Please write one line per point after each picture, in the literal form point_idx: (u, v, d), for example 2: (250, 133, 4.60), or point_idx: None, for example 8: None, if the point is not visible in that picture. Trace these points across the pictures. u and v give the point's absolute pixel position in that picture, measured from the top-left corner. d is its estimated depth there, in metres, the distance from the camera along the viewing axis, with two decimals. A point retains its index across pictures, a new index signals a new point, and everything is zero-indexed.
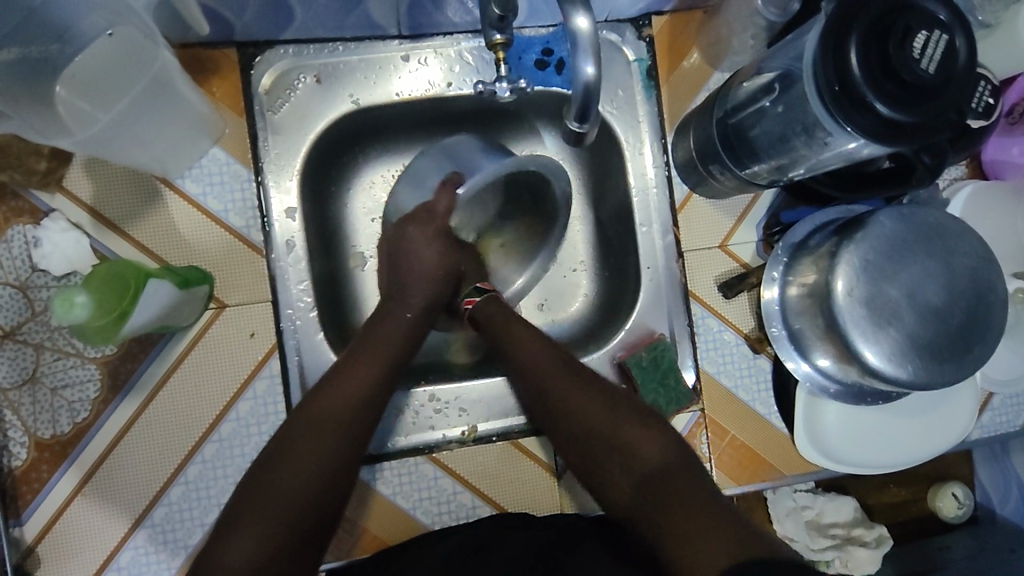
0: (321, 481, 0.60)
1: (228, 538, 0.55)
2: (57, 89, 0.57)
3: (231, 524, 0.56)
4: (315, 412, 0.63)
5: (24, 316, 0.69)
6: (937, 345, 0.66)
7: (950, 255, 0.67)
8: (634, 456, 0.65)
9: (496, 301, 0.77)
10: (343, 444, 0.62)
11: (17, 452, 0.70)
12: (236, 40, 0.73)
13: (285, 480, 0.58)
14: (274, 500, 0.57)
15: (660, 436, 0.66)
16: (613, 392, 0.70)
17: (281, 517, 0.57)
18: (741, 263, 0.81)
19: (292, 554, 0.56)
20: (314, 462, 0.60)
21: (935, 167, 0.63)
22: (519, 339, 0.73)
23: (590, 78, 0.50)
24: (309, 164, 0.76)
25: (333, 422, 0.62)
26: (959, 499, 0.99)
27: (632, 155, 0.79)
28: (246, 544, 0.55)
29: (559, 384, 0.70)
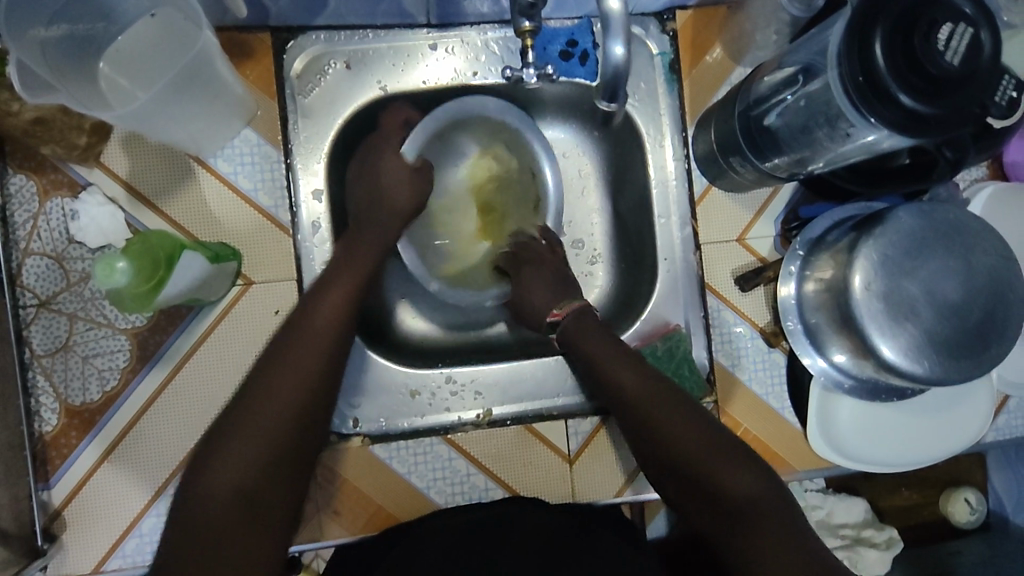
0: (297, 408, 0.62)
1: (212, 471, 0.59)
2: (101, 66, 0.62)
3: (206, 462, 0.59)
4: (293, 330, 0.65)
5: (59, 286, 0.72)
6: (955, 341, 0.66)
7: (970, 252, 0.67)
8: (721, 486, 0.64)
9: (589, 322, 0.75)
10: (321, 362, 0.65)
11: (47, 417, 0.72)
12: (270, 25, 0.75)
13: (266, 406, 0.61)
14: (249, 438, 0.60)
15: (757, 472, 0.65)
16: (710, 425, 0.67)
17: (262, 447, 0.60)
18: (759, 256, 0.81)
19: (274, 478, 0.61)
20: (296, 390, 0.63)
21: (957, 162, 0.66)
22: (614, 363, 0.70)
23: (617, 61, 0.51)
24: (337, 147, 0.78)
25: (309, 339, 0.65)
26: (971, 504, 1.00)
27: (653, 147, 0.80)
28: (229, 466, 0.59)
29: (652, 409, 0.68)
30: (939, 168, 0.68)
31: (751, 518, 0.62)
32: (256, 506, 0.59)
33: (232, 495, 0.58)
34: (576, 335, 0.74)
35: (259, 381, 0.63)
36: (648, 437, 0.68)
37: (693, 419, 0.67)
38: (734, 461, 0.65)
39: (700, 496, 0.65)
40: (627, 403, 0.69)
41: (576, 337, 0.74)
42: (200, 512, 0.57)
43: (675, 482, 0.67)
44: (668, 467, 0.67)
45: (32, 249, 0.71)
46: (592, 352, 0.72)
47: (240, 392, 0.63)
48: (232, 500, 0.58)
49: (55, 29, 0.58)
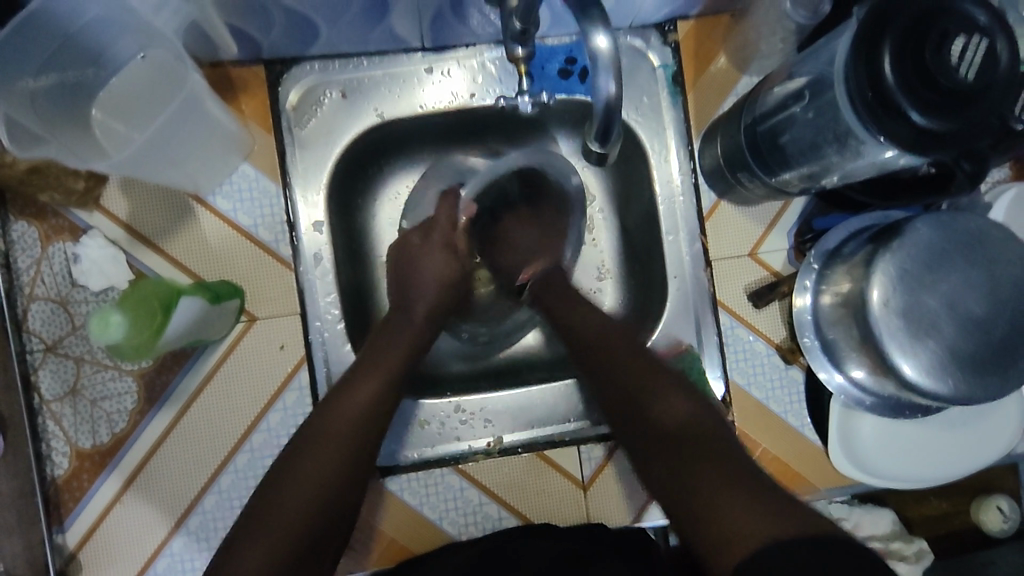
0: (328, 495, 0.60)
1: (246, 537, 0.57)
2: (94, 113, 0.61)
3: (246, 532, 0.58)
4: (322, 428, 0.63)
5: (64, 330, 0.72)
6: (979, 356, 0.63)
7: (992, 265, 0.64)
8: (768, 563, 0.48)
9: (550, 276, 0.76)
10: (345, 466, 0.62)
11: (58, 461, 0.72)
12: (264, 57, 0.74)
13: (292, 497, 0.59)
14: (281, 517, 0.58)
15: (687, 395, 0.63)
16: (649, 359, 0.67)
17: (287, 534, 0.57)
18: (772, 271, 0.78)
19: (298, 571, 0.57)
20: (324, 476, 0.60)
21: (975, 175, 0.60)
22: (579, 312, 0.71)
23: (609, 95, 0.49)
24: (336, 178, 0.77)
25: (340, 437, 0.63)
26: (1005, 513, 0.98)
27: (658, 162, 0.79)
28: (251, 560, 0.56)
29: (599, 340, 0.69)
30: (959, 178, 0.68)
31: (691, 436, 0.59)
32: None
33: None
34: (551, 285, 0.75)
35: (289, 463, 0.61)
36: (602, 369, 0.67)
37: (673, 385, 0.64)
38: (670, 389, 0.64)
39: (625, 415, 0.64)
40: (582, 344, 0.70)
41: (549, 288, 0.75)
42: None
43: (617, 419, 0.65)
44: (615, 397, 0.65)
45: (36, 295, 0.71)
46: (559, 312, 0.73)
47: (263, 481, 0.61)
48: None
49: (43, 78, 0.56)
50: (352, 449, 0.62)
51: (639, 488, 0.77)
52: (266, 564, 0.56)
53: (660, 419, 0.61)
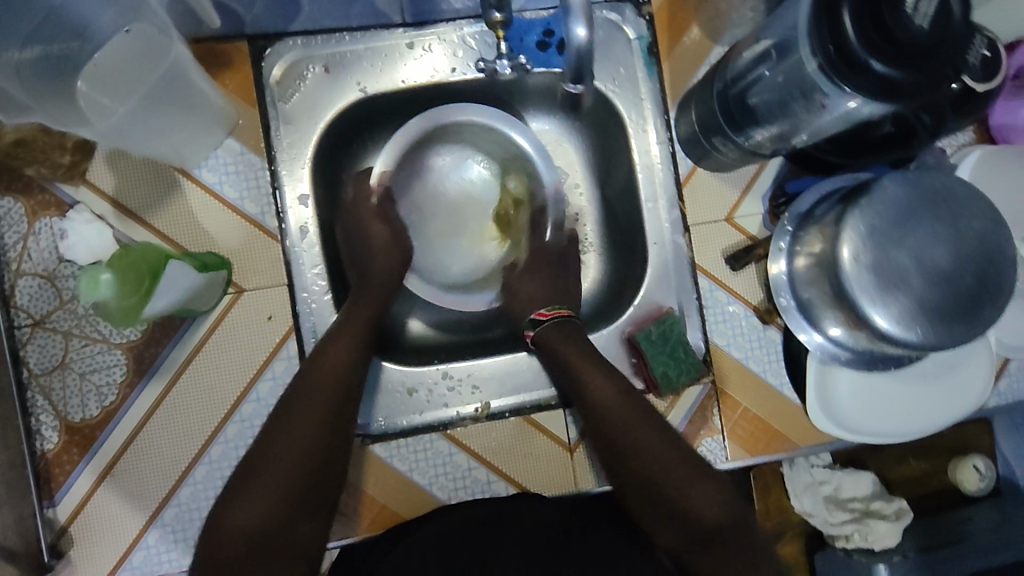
0: (316, 443, 0.61)
1: (236, 500, 0.58)
2: (79, 85, 0.61)
3: (237, 489, 0.59)
4: (311, 376, 0.65)
5: (52, 305, 0.72)
6: (948, 306, 0.65)
7: (957, 218, 0.66)
8: (687, 505, 0.63)
9: (567, 328, 0.73)
10: (329, 412, 0.63)
11: (48, 435, 0.72)
12: (246, 33, 0.75)
13: (280, 443, 0.60)
14: (273, 468, 0.59)
15: (717, 486, 0.64)
16: (664, 428, 0.67)
17: (280, 481, 0.58)
18: (748, 235, 0.81)
19: (292, 519, 0.58)
20: (310, 424, 0.61)
21: (935, 127, 0.72)
22: (590, 369, 0.69)
23: (581, 42, 0.52)
24: (320, 154, 0.78)
25: (328, 382, 0.64)
26: (980, 471, 1.01)
27: (636, 132, 0.80)
28: (244, 510, 0.57)
29: (623, 415, 0.67)
30: (918, 135, 0.72)
31: (723, 540, 0.62)
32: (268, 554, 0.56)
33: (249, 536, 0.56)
34: (552, 342, 0.72)
35: (278, 415, 0.62)
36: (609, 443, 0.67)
37: (671, 439, 0.66)
38: (700, 476, 0.64)
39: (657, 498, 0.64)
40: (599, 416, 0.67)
41: (553, 343, 0.72)
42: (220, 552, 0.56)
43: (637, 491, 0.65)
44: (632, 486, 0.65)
45: (24, 270, 0.72)
46: (573, 362, 0.70)
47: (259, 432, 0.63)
48: (249, 542, 0.56)
49: (30, 49, 0.57)
50: (329, 405, 0.63)
51: None
52: (254, 518, 0.57)
53: (694, 509, 0.62)
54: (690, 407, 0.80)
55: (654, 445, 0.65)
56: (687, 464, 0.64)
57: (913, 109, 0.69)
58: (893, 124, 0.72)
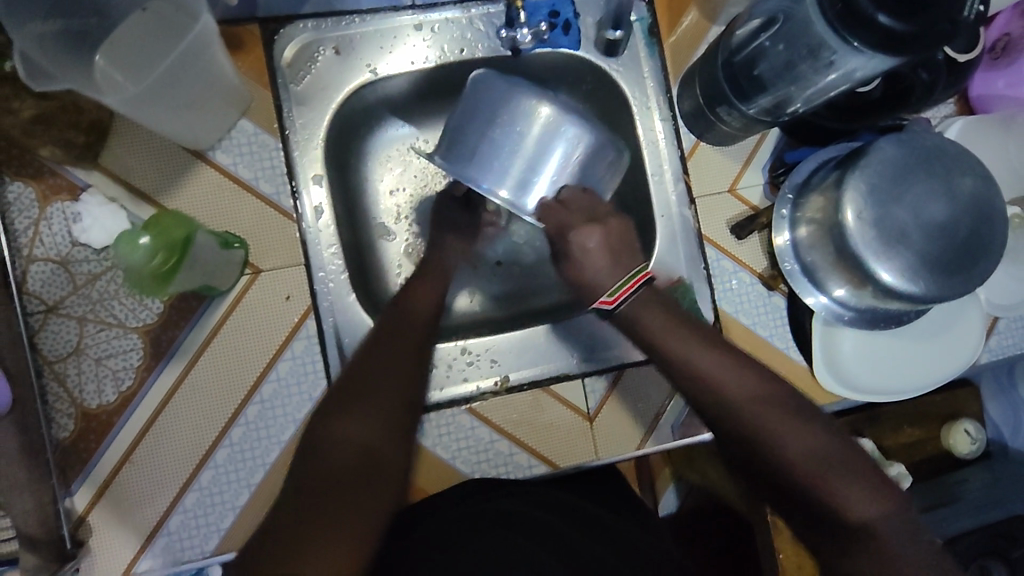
0: (412, 379, 0.62)
1: (331, 428, 0.56)
2: (97, 58, 0.61)
3: (343, 405, 0.58)
4: (397, 322, 0.68)
5: (66, 290, 0.71)
6: (946, 258, 0.69)
7: (949, 176, 0.70)
8: (846, 517, 0.56)
9: (645, 302, 0.70)
10: (417, 350, 0.66)
11: (64, 423, 0.71)
12: (258, 16, 0.76)
13: (381, 370, 0.61)
14: (377, 389, 0.59)
15: (844, 466, 0.58)
16: (778, 394, 0.62)
17: (385, 402, 0.59)
18: (750, 205, 0.84)
19: (393, 441, 0.57)
20: (402, 359, 0.64)
21: (932, 83, 0.76)
22: (681, 341, 0.66)
23: None
24: (331, 135, 0.80)
25: (412, 327, 0.68)
26: (971, 435, 1.06)
27: (640, 110, 0.83)
28: (349, 424, 0.56)
29: (731, 394, 0.62)
30: (916, 91, 0.77)
31: (861, 531, 0.55)
32: (367, 473, 0.53)
33: (356, 450, 0.54)
34: (640, 312, 0.69)
35: (371, 349, 0.64)
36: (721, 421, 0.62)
37: (795, 415, 0.60)
38: (828, 453, 0.58)
39: (774, 475, 0.59)
40: (702, 388, 0.64)
41: (640, 314, 0.69)
42: (326, 465, 0.53)
43: (757, 470, 0.61)
44: (746, 461, 0.61)
45: (36, 255, 0.71)
46: (662, 333, 0.67)
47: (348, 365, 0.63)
48: (356, 453, 0.54)
49: (51, 23, 0.58)
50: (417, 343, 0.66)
51: (642, 415, 0.80)
52: (358, 430, 0.56)
53: (819, 489, 0.57)
54: None
55: (818, 441, 0.59)
56: (822, 447, 0.58)
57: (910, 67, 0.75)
58: (885, 82, 0.77)
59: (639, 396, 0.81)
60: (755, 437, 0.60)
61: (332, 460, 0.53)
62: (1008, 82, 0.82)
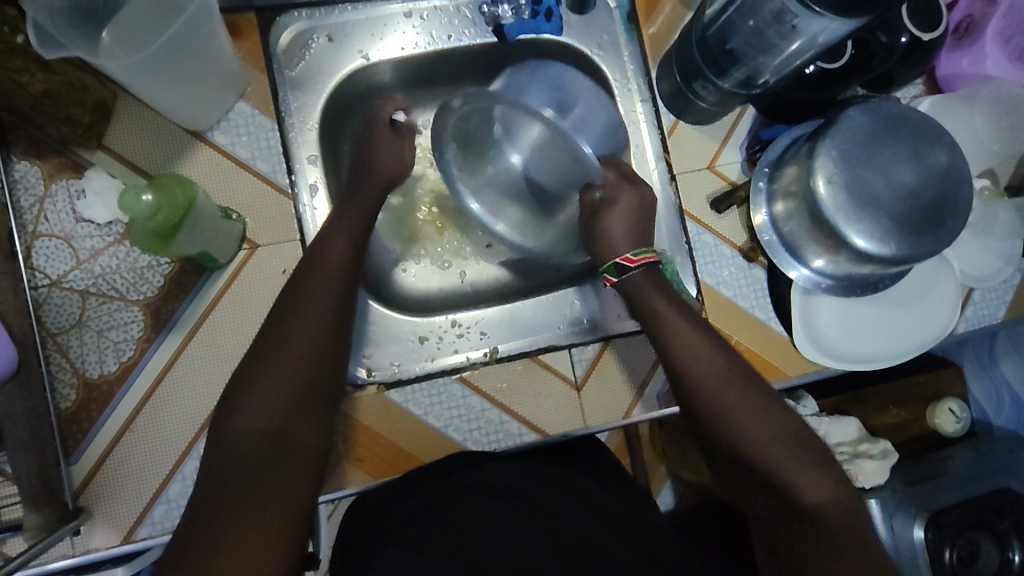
0: (322, 350, 0.64)
1: (236, 411, 0.59)
2: (103, 36, 0.65)
3: (247, 379, 0.61)
4: (308, 278, 0.68)
5: (69, 265, 0.74)
6: (915, 219, 0.71)
7: (915, 142, 0.73)
8: (801, 500, 0.62)
9: (653, 277, 0.75)
10: (332, 310, 0.66)
11: (65, 393, 0.73)
12: (254, 5, 0.80)
13: (290, 339, 0.62)
14: (279, 365, 0.61)
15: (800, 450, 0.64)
16: (747, 378, 0.67)
17: (289, 382, 0.61)
18: (729, 181, 0.87)
19: (302, 419, 0.61)
20: (313, 325, 0.64)
21: (891, 45, 0.79)
22: (677, 321, 0.70)
23: None
24: (326, 116, 0.83)
25: (325, 282, 0.67)
26: (956, 413, 1.07)
27: (622, 92, 0.87)
28: (254, 408, 0.59)
29: (710, 379, 0.67)
30: (876, 54, 0.80)
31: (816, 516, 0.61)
32: (277, 459, 0.58)
33: (259, 434, 0.58)
34: (639, 291, 0.74)
35: (280, 315, 0.65)
36: (696, 400, 0.67)
37: (764, 399, 0.66)
38: (789, 437, 0.64)
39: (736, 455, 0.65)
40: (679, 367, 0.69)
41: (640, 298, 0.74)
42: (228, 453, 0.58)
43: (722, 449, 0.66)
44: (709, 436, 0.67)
45: (40, 231, 0.74)
46: (661, 314, 0.71)
47: (262, 331, 0.64)
48: (257, 441, 0.58)
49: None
50: (332, 297, 0.66)
51: (628, 383, 0.82)
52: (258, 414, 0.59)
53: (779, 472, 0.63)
54: None
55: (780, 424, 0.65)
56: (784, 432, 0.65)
57: (870, 30, 0.78)
58: (854, 47, 0.79)
59: (626, 366, 0.83)
60: (717, 414, 0.66)
61: (235, 447, 0.58)
62: (971, 61, 0.86)
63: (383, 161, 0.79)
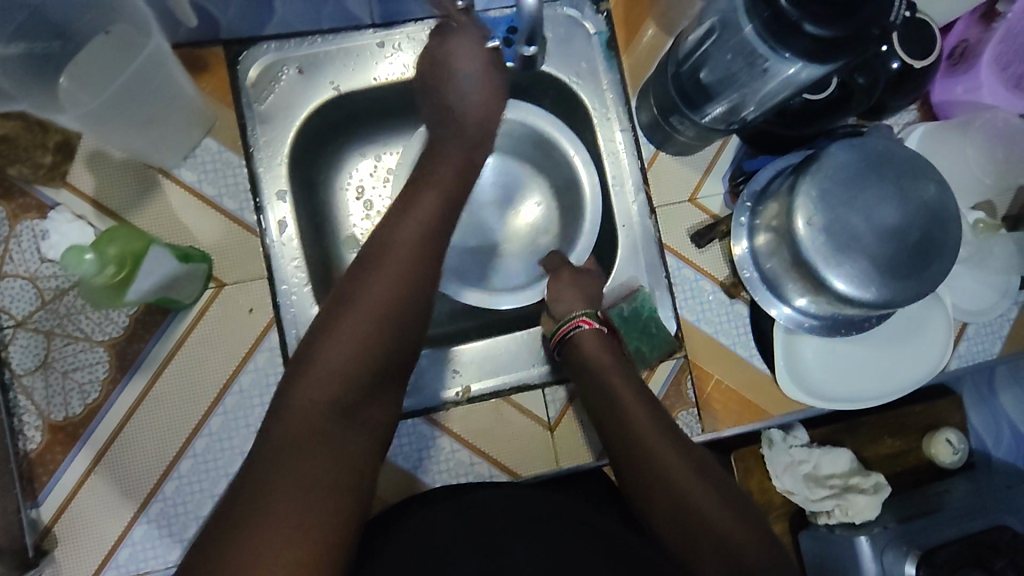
0: (384, 318, 0.59)
1: (316, 360, 0.56)
2: (61, 82, 0.63)
3: (325, 330, 0.58)
4: (388, 235, 0.62)
5: (34, 305, 0.73)
6: (898, 263, 0.68)
7: (901, 180, 0.70)
8: (716, 528, 0.59)
9: (607, 340, 0.76)
10: (411, 271, 0.61)
11: (31, 435, 0.73)
12: (222, 38, 0.79)
13: (372, 293, 0.59)
14: (360, 317, 0.58)
15: (717, 488, 0.62)
16: (667, 421, 0.69)
17: (360, 339, 0.57)
18: (711, 214, 0.85)
19: (361, 391, 0.57)
20: (390, 285, 0.60)
21: (870, 87, 0.75)
22: (610, 367, 0.73)
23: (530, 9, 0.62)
24: (297, 148, 0.82)
25: (406, 241, 0.62)
26: (954, 445, 1.01)
27: (601, 122, 0.85)
28: (331, 358, 0.56)
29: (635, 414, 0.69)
30: (854, 96, 0.75)
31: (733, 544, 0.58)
32: (343, 425, 0.55)
33: (337, 389, 0.55)
34: (581, 342, 0.75)
35: (363, 269, 0.61)
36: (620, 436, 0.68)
37: (680, 440, 0.67)
38: (707, 473, 0.64)
39: (654, 488, 0.63)
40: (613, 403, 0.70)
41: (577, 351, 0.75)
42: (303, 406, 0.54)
43: (641, 484, 0.65)
44: (633, 471, 0.66)
45: (5, 273, 0.73)
46: (598, 360, 0.74)
47: (341, 287, 0.61)
48: (330, 400, 0.55)
49: None
50: (409, 260, 0.61)
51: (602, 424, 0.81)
52: (343, 362, 0.56)
53: (695, 500, 0.61)
54: (665, 381, 0.82)
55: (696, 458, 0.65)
56: (699, 467, 0.64)
57: (848, 72, 0.74)
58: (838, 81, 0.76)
59: None
60: (639, 443, 0.66)
61: (310, 397, 0.55)
62: (965, 88, 0.83)
63: (461, 99, 0.71)
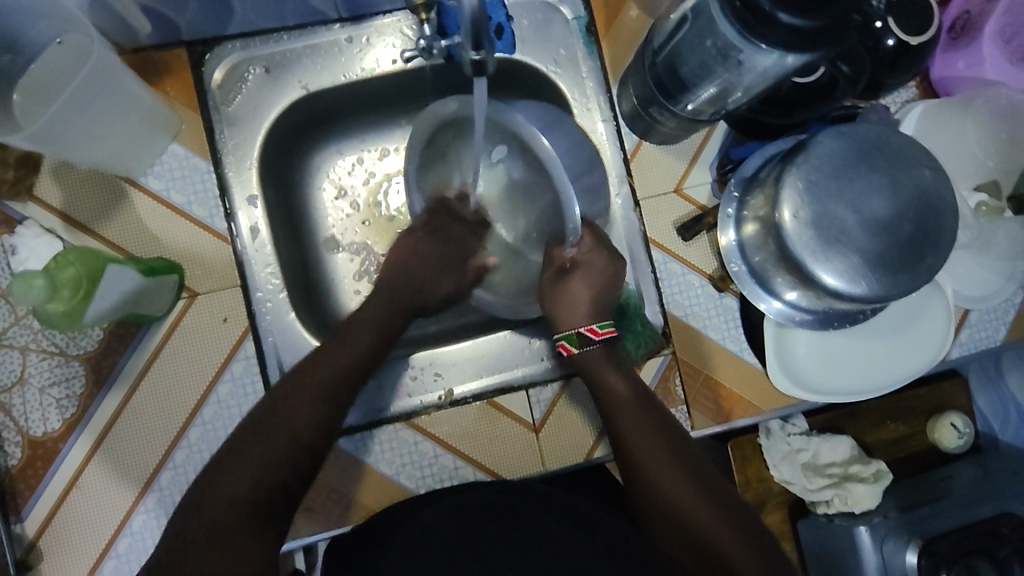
0: (304, 428, 0.59)
1: (223, 477, 0.56)
2: (15, 97, 0.62)
3: (241, 443, 0.58)
4: (311, 362, 0.64)
5: (7, 322, 0.73)
6: (888, 256, 0.65)
7: (897, 171, 0.67)
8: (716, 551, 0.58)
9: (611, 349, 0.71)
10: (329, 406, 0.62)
11: (11, 451, 0.73)
12: (184, 39, 0.76)
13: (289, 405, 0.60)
14: (279, 425, 0.59)
15: (720, 507, 0.61)
16: (673, 432, 0.66)
17: (278, 447, 0.57)
18: (698, 205, 0.81)
19: (271, 501, 0.56)
20: (307, 401, 0.61)
21: (855, 75, 0.71)
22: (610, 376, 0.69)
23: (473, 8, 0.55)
24: (267, 150, 0.80)
25: (327, 375, 0.63)
26: (959, 429, 0.94)
27: (581, 111, 0.81)
28: (239, 477, 0.55)
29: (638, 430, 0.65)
30: (839, 84, 0.72)
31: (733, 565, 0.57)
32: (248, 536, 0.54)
33: (244, 503, 0.55)
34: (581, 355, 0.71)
35: (284, 385, 0.62)
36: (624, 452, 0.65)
37: (684, 455, 0.64)
38: (710, 490, 0.62)
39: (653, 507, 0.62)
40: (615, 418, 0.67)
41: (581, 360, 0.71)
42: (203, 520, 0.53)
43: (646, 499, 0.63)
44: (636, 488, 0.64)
45: None
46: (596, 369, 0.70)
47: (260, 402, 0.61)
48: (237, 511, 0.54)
49: None
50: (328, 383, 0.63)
51: (589, 423, 0.79)
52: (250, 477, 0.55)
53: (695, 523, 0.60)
54: (653, 379, 0.80)
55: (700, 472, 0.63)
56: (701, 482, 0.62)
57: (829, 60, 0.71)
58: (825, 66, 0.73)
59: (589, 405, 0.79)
60: (642, 460, 0.64)
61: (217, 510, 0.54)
62: (967, 63, 0.78)
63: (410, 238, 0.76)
